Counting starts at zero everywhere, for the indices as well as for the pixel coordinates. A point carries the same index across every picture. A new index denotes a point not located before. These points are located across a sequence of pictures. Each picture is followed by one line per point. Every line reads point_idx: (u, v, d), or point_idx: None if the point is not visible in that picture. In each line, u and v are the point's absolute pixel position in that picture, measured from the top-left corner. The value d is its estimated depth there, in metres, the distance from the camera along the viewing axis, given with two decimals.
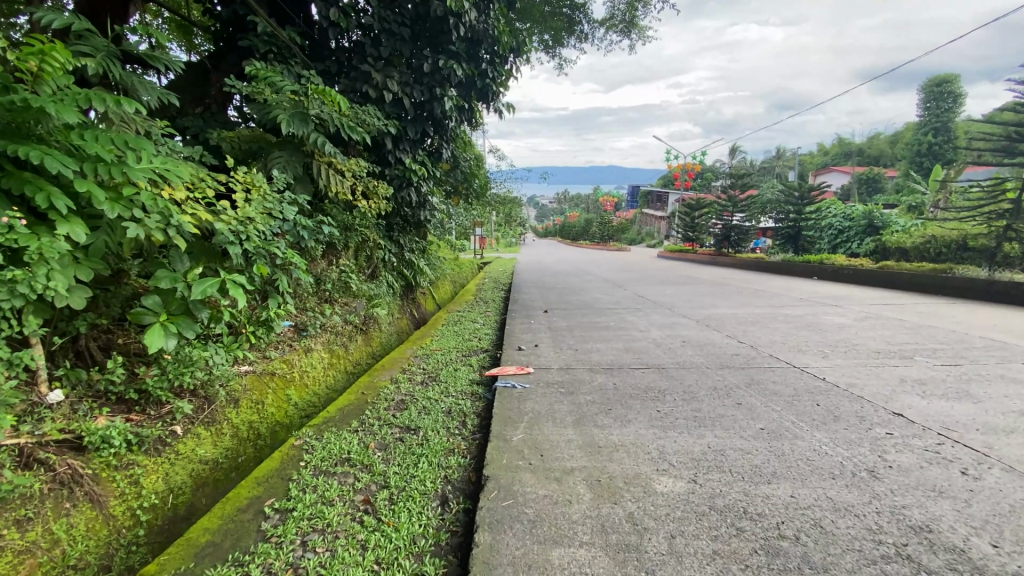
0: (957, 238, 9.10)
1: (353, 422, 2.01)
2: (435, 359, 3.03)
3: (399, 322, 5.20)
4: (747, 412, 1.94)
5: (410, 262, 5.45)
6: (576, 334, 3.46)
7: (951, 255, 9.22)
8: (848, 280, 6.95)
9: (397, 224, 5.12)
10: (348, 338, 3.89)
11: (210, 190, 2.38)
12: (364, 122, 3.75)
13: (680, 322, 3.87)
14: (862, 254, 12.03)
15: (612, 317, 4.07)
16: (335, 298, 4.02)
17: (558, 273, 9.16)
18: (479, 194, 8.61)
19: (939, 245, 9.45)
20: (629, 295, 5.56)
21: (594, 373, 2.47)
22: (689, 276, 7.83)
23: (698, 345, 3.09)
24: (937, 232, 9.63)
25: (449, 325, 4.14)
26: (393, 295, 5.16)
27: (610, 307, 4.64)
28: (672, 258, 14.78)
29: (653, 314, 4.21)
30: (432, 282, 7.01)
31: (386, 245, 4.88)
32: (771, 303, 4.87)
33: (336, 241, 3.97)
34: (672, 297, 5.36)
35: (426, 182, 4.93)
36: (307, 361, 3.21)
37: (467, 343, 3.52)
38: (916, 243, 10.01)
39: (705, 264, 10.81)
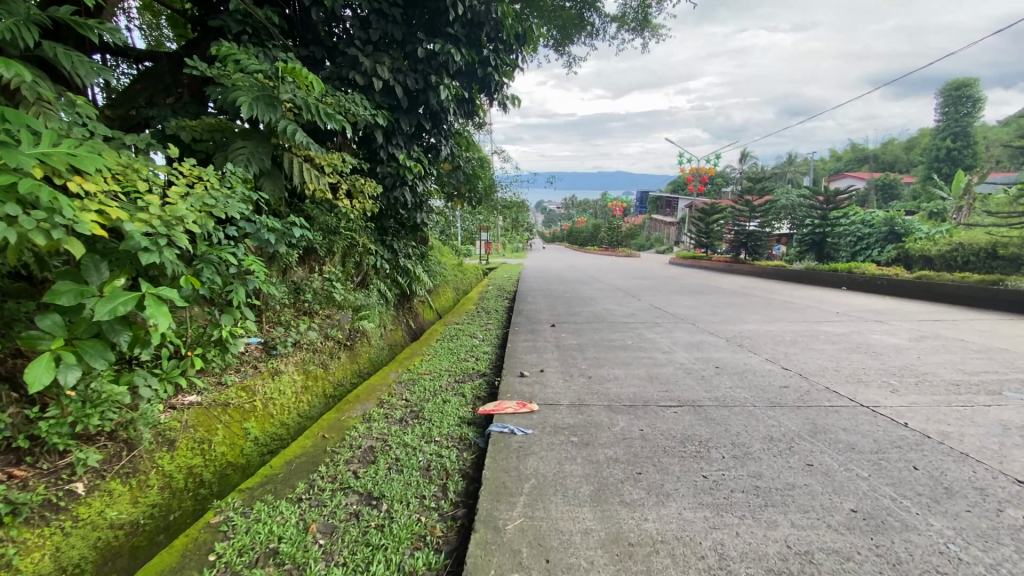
0: (986, 246, 8.52)
1: (298, 485, 1.55)
2: (422, 387, 2.54)
3: (393, 335, 4.75)
4: (824, 481, 1.44)
5: (407, 269, 4.99)
6: (588, 355, 2.97)
7: (980, 264, 8.62)
8: (881, 292, 6.41)
9: (392, 227, 4.65)
10: (329, 356, 3.42)
11: (140, 182, 1.91)
12: (348, 112, 3.26)
13: (708, 341, 3.37)
14: (883, 263, 11.47)
15: (629, 334, 3.58)
16: (315, 311, 3.56)
17: (566, 280, 8.69)
18: (484, 197, 8.16)
19: (967, 253, 8.90)
20: (645, 306, 5.07)
21: (614, 412, 1.98)
22: (706, 285, 7.32)
23: (736, 373, 2.60)
24: (965, 239, 9.04)
25: (444, 342, 3.66)
26: (386, 306, 4.69)
27: (625, 321, 4.15)
28: (684, 265, 14.22)
29: (675, 331, 3.72)
30: (432, 290, 6.56)
31: (378, 251, 4.41)
32: (805, 318, 4.36)
33: (317, 246, 3.51)
34: (693, 310, 4.86)
35: (423, 181, 4.45)
36: (274, 386, 2.75)
37: (462, 364, 3.03)
38: (942, 251, 9.45)
39: (720, 272, 10.28)
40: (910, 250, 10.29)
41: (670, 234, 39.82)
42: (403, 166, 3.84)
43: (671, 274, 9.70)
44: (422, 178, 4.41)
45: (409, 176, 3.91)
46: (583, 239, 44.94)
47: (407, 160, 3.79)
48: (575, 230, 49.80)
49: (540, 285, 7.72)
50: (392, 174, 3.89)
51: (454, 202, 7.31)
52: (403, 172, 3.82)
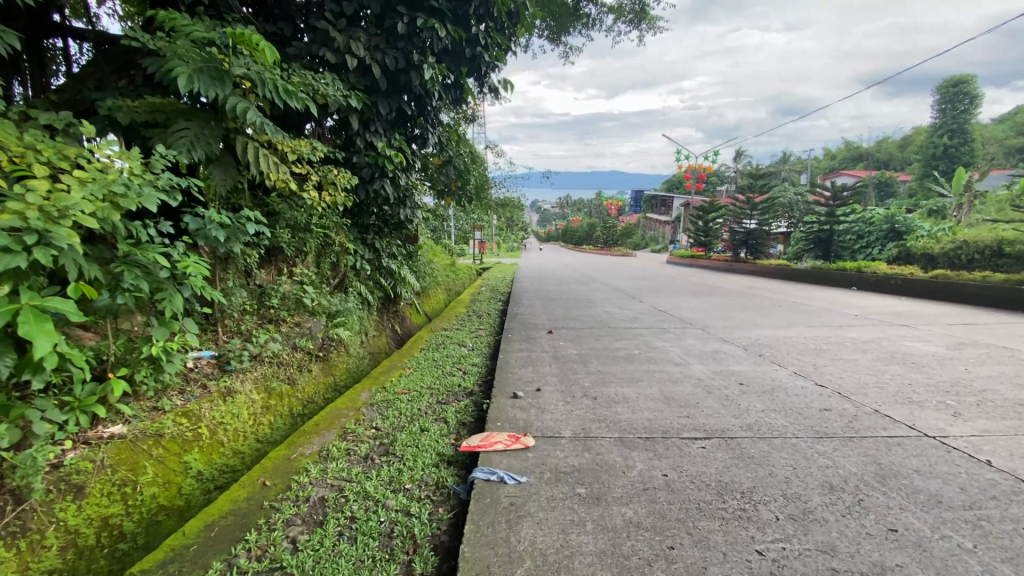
0: (992, 244, 8.21)
1: (214, 566, 1.17)
2: (396, 411, 2.14)
3: (375, 343, 4.35)
4: (922, 559, 1.07)
5: (391, 270, 4.59)
6: (591, 369, 2.58)
7: (985, 262, 8.30)
8: (895, 292, 6.05)
9: (373, 224, 4.25)
10: (297, 370, 3.02)
11: (31, 161, 1.50)
12: (316, 92, 2.86)
13: (725, 350, 3.00)
14: (884, 261, 11.16)
15: (634, 342, 3.20)
16: (281, 319, 3.16)
17: (562, 281, 8.32)
18: (478, 194, 7.76)
19: (971, 252, 8.59)
20: (649, 310, 4.68)
21: (628, 448, 1.60)
22: (710, 285, 6.96)
23: (765, 392, 2.22)
24: (970, 236, 8.73)
25: (429, 351, 3.26)
26: (367, 311, 4.29)
27: (629, 326, 3.77)
28: (682, 264, 13.87)
29: (685, 338, 3.34)
30: (420, 292, 6.17)
31: (358, 251, 4.01)
32: (823, 322, 3.99)
33: (284, 245, 3.11)
34: (700, 313, 4.48)
35: (406, 174, 4.05)
36: (225, 409, 2.36)
37: (446, 380, 2.63)
38: (945, 249, 9.15)
39: (721, 271, 9.94)
40: (913, 248, 9.98)
41: (666, 233, 39.55)
42: (383, 156, 3.43)
43: (670, 273, 9.33)
44: (405, 171, 4.02)
45: (389, 168, 3.51)
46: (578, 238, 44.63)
47: (388, 150, 3.38)
48: (570, 229, 49.48)
49: (535, 285, 7.33)
50: (370, 164, 3.47)
51: (444, 200, 6.92)
52: (383, 163, 3.42)
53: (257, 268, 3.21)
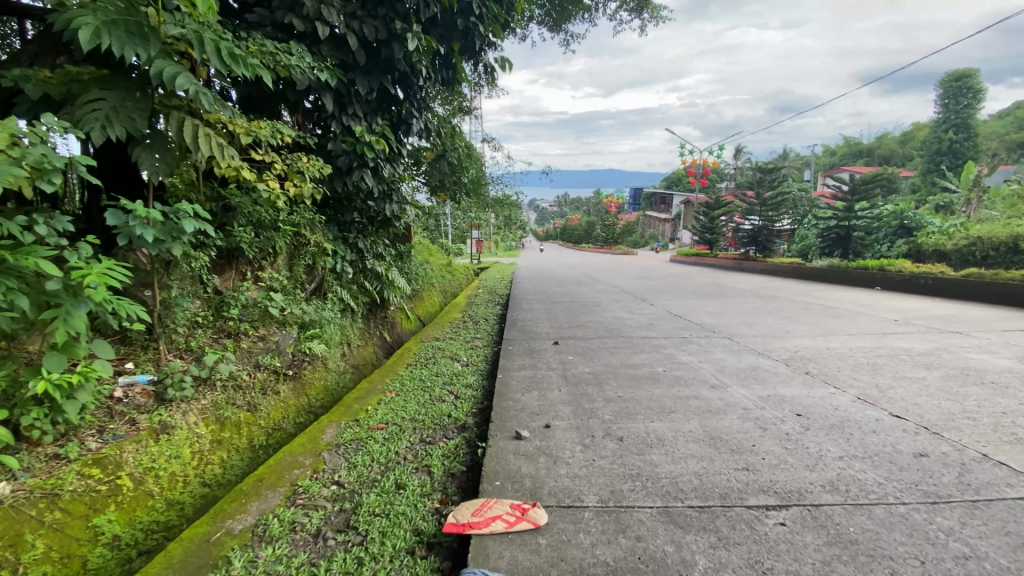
0: (1008, 240, 7.75)
1: None
2: (368, 458, 1.68)
3: (359, 355, 3.89)
4: None
5: (378, 273, 4.12)
6: (611, 393, 2.12)
7: (1002, 259, 7.82)
8: (923, 292, 5.58)
9: (355, 221, 3.78)
10: (259, 394, 2.57)
11: None
12: (277, 62, 2.39)
13: (764, 367, 2.53)
14: (893, 258, 10.67)
15: (655, 357, 2.74)
16: (241, 333, 2.70)
17: (564, 281, 7.88)
18: (474, 190, 7.30)
19: (985, 247, 8.12)
20: (663, 315, 4.22)
21: (680, 529, 1.14)
22: (723, 285, 6.50)
23: (833, 428, 1.76)
24: (986, 232, 8.25)
25: (415, 368, 2.79)
26: (348, 319, 3.82)
27: (645, 336, 3.31)
28: (686, 263, 13.40)
29: (713, 351, 2.88)
30: (412, 295, 5.71)
31: (339, 252, 3.53)
32: (863, 329, 3.53)
33: (245, 246, 2.64)
34: (721, 319, 4.02)
35: (392, 165, 3.58)
36: (157, 451, 1.91)
37: (435, 408, 2.17)
38: (958, 245, 8.67)
39: (729, 270, 9.48)
40: (926, 245, 9.51)
41: (666, 230, 39.11)
42: (362, 142, 2.96)
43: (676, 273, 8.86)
44: (390, 160, 3.55)
45: (370, 156, 3.04)
46: (577, 236, 44.17)
47: (368, 134, 2.90)
48: (569, 227, 49.03)
49: (536, 287, 6.87)
50: (347, 152, 3.00)
51: (438, 196, 6.45)
52: (362, 150, 2.94)
53: (213, 273, 2.74)
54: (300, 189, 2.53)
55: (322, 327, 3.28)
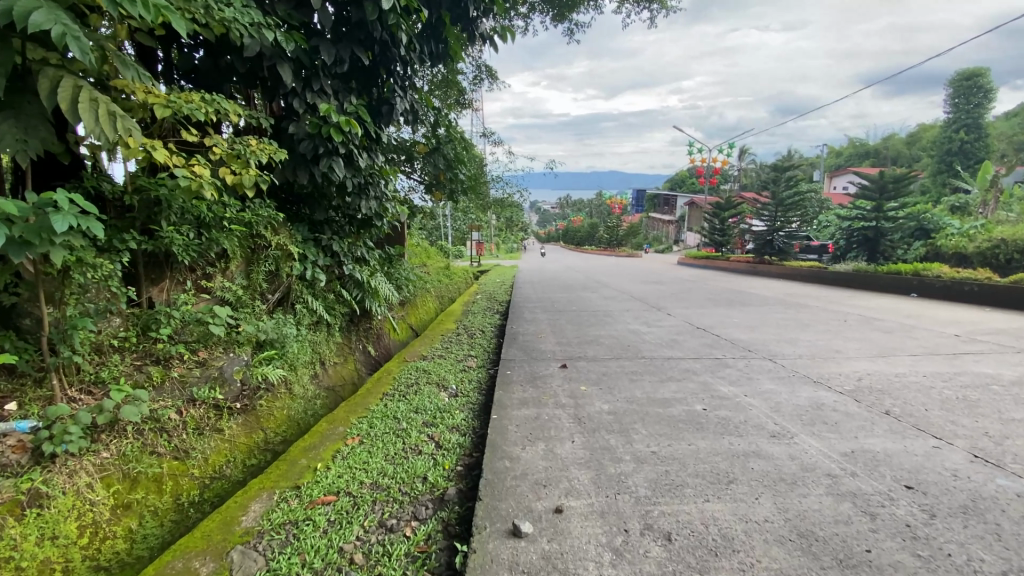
0: None
1: None
2: (296, 561, 1.16)
3: (333, 376, 3.36)
4: None
5: (359, 280, 3.58)
6: (641, 447, 1.58)
7: None
8: (967, 300, 5.00)
9: (330, 220, 3.26)
10: (191, 436, 2.05)
11: None
12: (210, 15, 1.86)
13: (829, 403, 2.00)
14: (910, 261, 9.84)
15: (688, 387, 2.21)
16: (174, 358, 2.19)
17: (569, 286, 7.37)
18: (473, 189, 6.78)
19: (1012, 250, 7.47)
20: (684, 327, 3.68)
21: None
22: (743, 291, 5.95)
23: (971, 514, 1.22)
24: (1012, 233, 7.63)
25: (392, 401, 2.25)
26: (321, 334, 3.28)
27: (669, 355, 2.78)
28: (694, 266, 12.89)
29: (757, 378, 2.34)
30: (402, 302, 5.19)
31: (309, 256, 3.00)
32: (925, 347, 2.98)
33: (178, 249, 2.13)
34: (753, 333, 3.48)
35: (371, 155, 3.04)
36: (18, 535, 1.40)
37: (408, 463, 1.63)
38: (980, 247, 8.01)
39: (743, 275, 8.92)
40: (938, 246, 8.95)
41: (671, 232, 38.57)
42: (328, 123, 2.43)
43: (687, 277, 8.30)
44: (369, 149, 3.03)
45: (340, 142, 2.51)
46: (580, 238, 43.72)
47: (335, 113, 2.37)
48: (573, 229, 48.64)
49: (539, 293, 6.33)
50: (311, 136, 2.48)
51: (433, 194, 5.93)
52: (329, 132, 2.41)
53: (141, 283, 2.23)
54: (241, 178, 2.00)
55: (287, 347, 2.74)
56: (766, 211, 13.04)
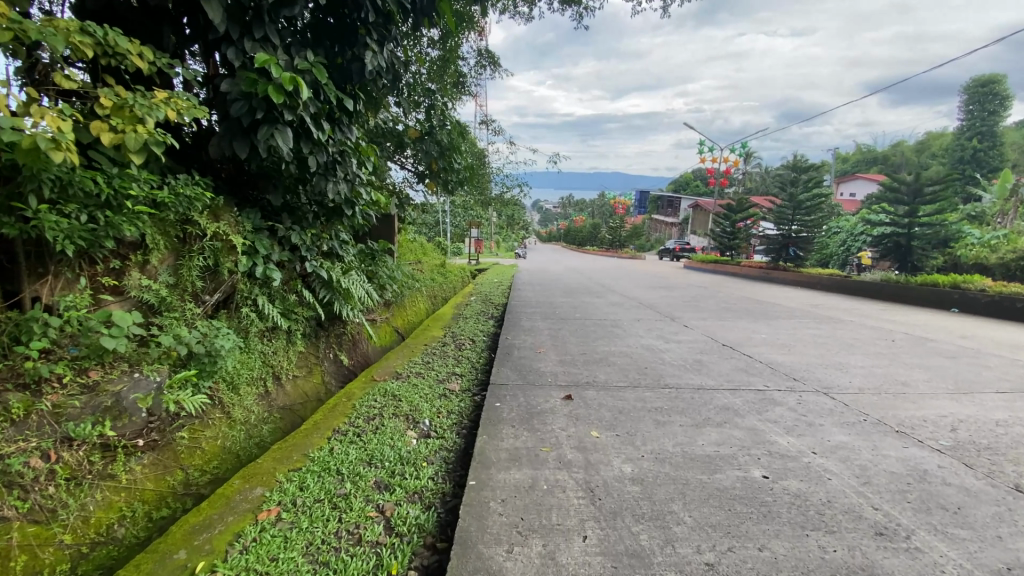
0: None
1: None
2: None
3: (289, 393, 2.81)
4: None
5: (328, 280, 3.02)
6: (691, 555, 1.04)
7: None
8: (1017, 317, 4.45)
9: (292, 207, 2.72)
10: (60, 489, 1.52)
11: None
12: None
13: (934, 473, 1.47)
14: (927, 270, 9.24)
15: (734, 434, 1.67)
16: (49, 382, 1.64)
17: (571, 288, 6.82)
18: (471, 180, 6.22)
19: None
20: (708, 343, 3.15)
21: None
22: (763, 300, 5.39)
23: None
24: None
25: (341, 442, 1.71)
26: (275, 343, 2.73)
27: (699, 384, 2.24)
28: (702, 270, 12.34)
29: (820, 424, 1.81)
30: (385, 302, 4.64)
31: (259, 250, 2.46)
32: (1010, 381, 2.44)
33: (56, 235, 1.60)
34: (791, 353, 2.93)
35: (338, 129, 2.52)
36: None
37: (336, 565, 1.09)
38: (1010, 258, 7.45)
39: (757, 281, 8.37)
40: (963, 256, 8.39)
41: (675, 234, 38.00)
42: (266, 80, 1.92)
43: (698, 282, 7.74)
44: (337, 121, 2.50)
45: (282, 106, 2.00)
46: (582, 238, 43.15)
47: (272, 67, 1.86)
48: (574, 229, 48.10)
49: (540, 296, 5.77)
50: (247, 96, 1.99)
51: (425, 184, 5.38)
52: (264, 91, 1.90)
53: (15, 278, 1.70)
54: (123, 138, 1.43)
55: (224, 364, 2.18)
56: (779, 215, 12.43)
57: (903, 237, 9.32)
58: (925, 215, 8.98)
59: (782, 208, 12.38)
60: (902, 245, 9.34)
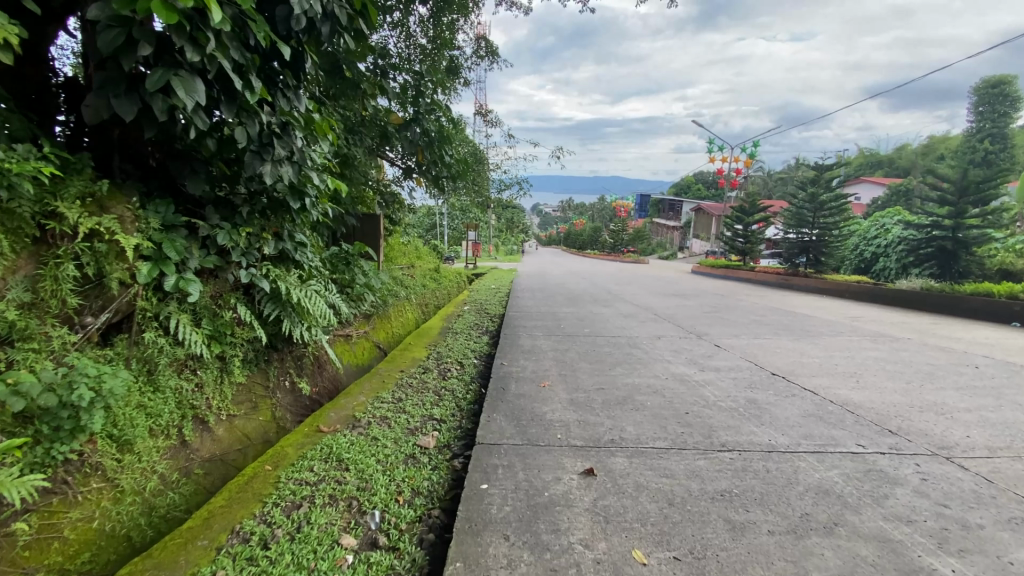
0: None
1: None
2: None
3: (219, 439, 2.18)
4: None
5: (276, 293, 2.37)
6: None
7: None
8: None
9: (224, 199, 2.09)
10: None
11: None
12: None
13: None
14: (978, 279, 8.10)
15: (865, 557, 1.04)
16: None
17: (577, 297, 6.17)
18: (468, 176, 5.54)
19: None
20: (754, 372, 2.50)
21: None
22: (797, 312, 4.74)
23: None
24: None
25: (230, 563, 1.07)
26: (198, 377, 2.09)
27: (769, 445, 1.60)
28: (713, 275, 11.68)
29: (981, 528, 1.17)
30: (363, 314, 3.99)
31: (169, 255, 1.84)
32: None
33: None
34: (865, 389, 2.29)
35: (278, 92, 1.88)
36: None
37: None
38: None
39: (779, 288, 7.70)
40: (992, 262, 7.70)
41: (677, 238, 37.35)
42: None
43: (715, 290, 7.07)
44: (276, 81, 1.87)
45: (180, 40, 1.36)
46: (584, 242, 42.54)
47: None
48: (575, 233, 47.52)
49: (543, 307, 5.12)
50: (127, 23, 1.35)
51: (414, 179, 4.72)
52: (147, 9, 1.27)
53: None
54: None
55: (89, 421, 1.50)
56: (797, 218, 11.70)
57: (949, 241, 8.29)
58: (974, 215, 8.00)
59: (798, 210, 11.65)
60: (947, 249, 8.34)
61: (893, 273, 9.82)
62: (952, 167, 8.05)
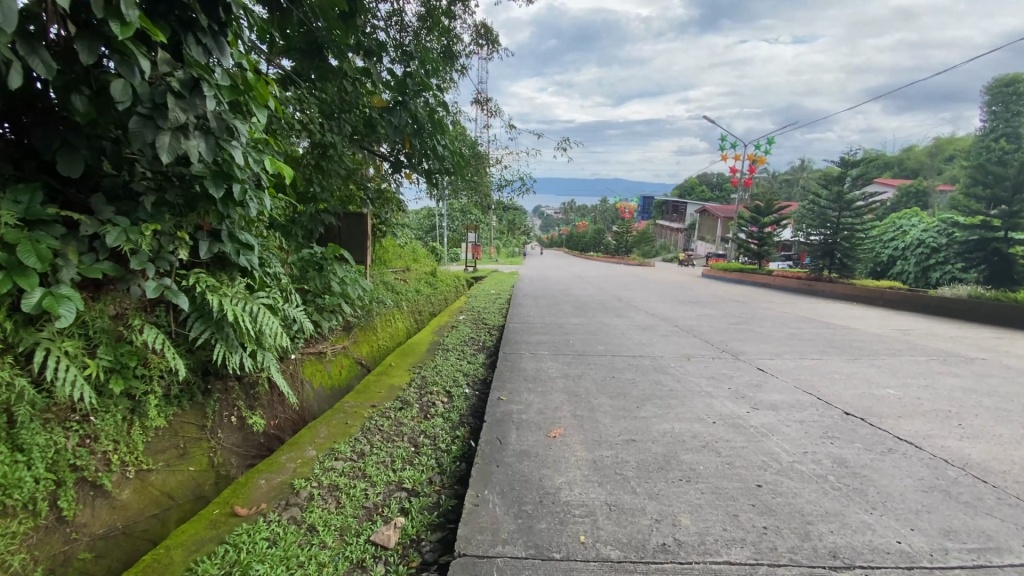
0: None
1: None
2: None
3: (121, 507, 1.64)
4: None
5: (206, 309, 1.84)
6: None
7: None
8: None
9: (125, 188, 1.56)
10: None
11: None
12: None
13: None
14: None
15: None
16: None
17: (587, 305, 5.61)
18: (466, 171, 4.95)
19: None
20: (822, 411, 1.95)
21: None
22: (840, 324, 4.16)
23: None
24: None
25: None
26: (90, 428, 1.55)
27: (903, 555, 1.05)
28: (726, 280, 11.10)
29: None
30: (340, 328, 3.43)
31: (27, 262, 1.27)
32: None
33: None
34: (979, 439, 1.74)
35: (189, 37, 1.37)
36: None
37: None
38: None
39: (805, 295, 7.10)
40: None
41: (682, 240, 36.72)
42: None
43: (736, 296, 6.47)
44: (187, 22, 1.37)
45: None
46: (587, 243, 41.89)
47: None
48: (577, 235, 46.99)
49: (549, 317, 4.57)
50: None
51: (404, 173, 4.15)
52: None
53: None
54: None
55: None
56: (821, 219, 11.06)
57: (1003, 242, 7.61)
58: None
59: (821, 212, 11.02)
60: (1001, 252, 7.66)
61: (932, 279, 9.15)
62: (1001, 163, 7.35)
